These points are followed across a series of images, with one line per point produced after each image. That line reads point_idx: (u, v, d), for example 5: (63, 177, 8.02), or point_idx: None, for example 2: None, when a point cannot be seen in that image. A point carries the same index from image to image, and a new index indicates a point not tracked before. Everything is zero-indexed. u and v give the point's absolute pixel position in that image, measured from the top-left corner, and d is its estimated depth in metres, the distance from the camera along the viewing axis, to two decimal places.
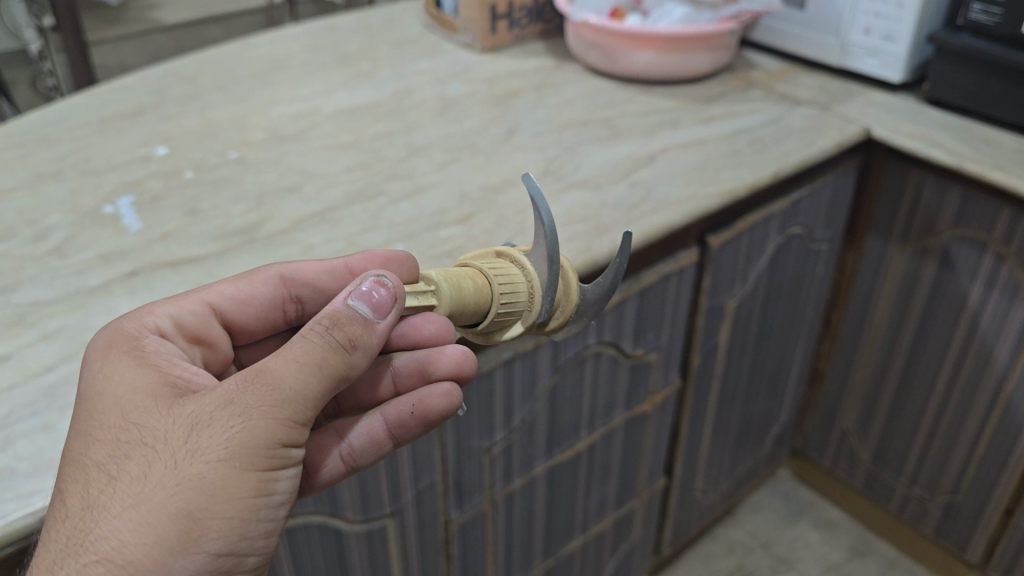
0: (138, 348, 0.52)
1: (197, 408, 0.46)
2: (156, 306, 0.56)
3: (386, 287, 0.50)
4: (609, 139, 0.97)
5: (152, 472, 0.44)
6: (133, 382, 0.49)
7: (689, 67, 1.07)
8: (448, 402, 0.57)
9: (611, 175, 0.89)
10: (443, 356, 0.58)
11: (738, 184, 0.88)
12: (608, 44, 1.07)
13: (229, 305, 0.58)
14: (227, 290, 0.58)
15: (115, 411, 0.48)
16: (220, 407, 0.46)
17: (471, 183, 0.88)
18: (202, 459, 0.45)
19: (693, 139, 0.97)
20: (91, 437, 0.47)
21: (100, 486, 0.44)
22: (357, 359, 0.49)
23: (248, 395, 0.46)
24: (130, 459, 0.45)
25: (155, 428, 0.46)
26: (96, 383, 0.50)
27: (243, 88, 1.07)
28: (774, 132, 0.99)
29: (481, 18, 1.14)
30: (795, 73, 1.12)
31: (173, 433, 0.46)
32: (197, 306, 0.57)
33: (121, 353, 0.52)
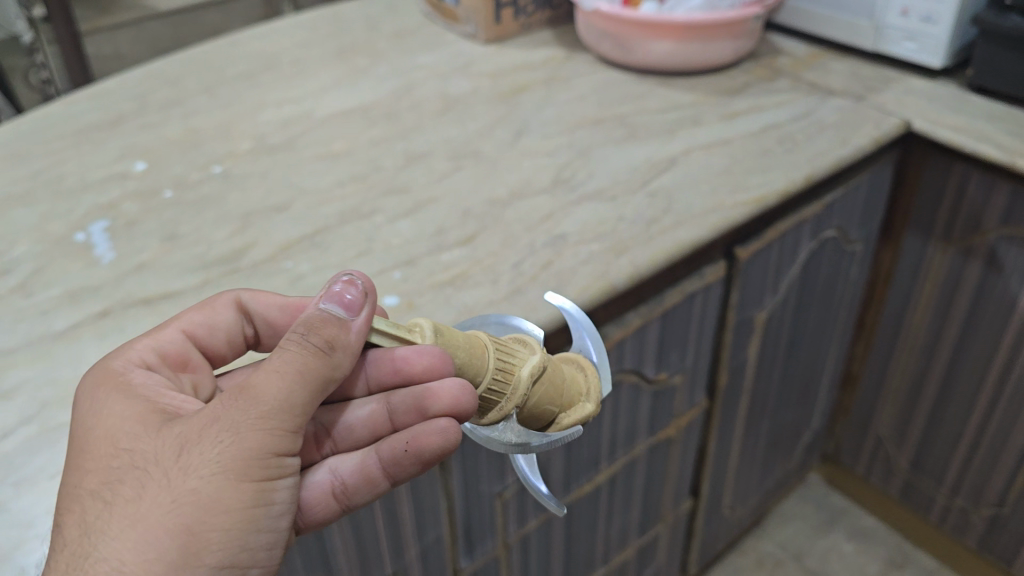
0: (121, 377, 0.50)
1: (184, 428, 0.45)
2: (133, 342, 0.54)
3: (355, 291, 0.47)
4: (626, 140, 0.89)
5: (143, 495, 0.43)
6: (120, 407, 0.48)
7: (710, 55, 0.98)
8: (444, 441, 0.50)
9: (628, 184, 0.81)
10: (437, 390, 0.48)
11: (767, 191, 0.80)
12: (622, 33, 0.98)
13: (200, 331, 0.57)
14: (197, 317, 0.57)
15: (105, 436, 0.46)
16: (208, 423, 0.44)
17: (476, 192, 0.80)
18: (194, 475, 0.43)
19: (717, 139, 0.88)
20: (83, 464, 0.46)
21: (93, 513, 0.43)
22: (339, 362, 0.46)
23: (236, 410, 0.44)
24: (122, 484, 0.44)
25: (145, 450, 0.45)
26: (88, 411, 0.48)
27: (230, 90, 0.99)
28: (805, 127, 0.90)
29: (484, 7, 1.05)
30: (825, 58, 1.04)
31: (162, 454, 0.44)
32: (175, 335, 0.55)
33: (108, 379, 0.50)
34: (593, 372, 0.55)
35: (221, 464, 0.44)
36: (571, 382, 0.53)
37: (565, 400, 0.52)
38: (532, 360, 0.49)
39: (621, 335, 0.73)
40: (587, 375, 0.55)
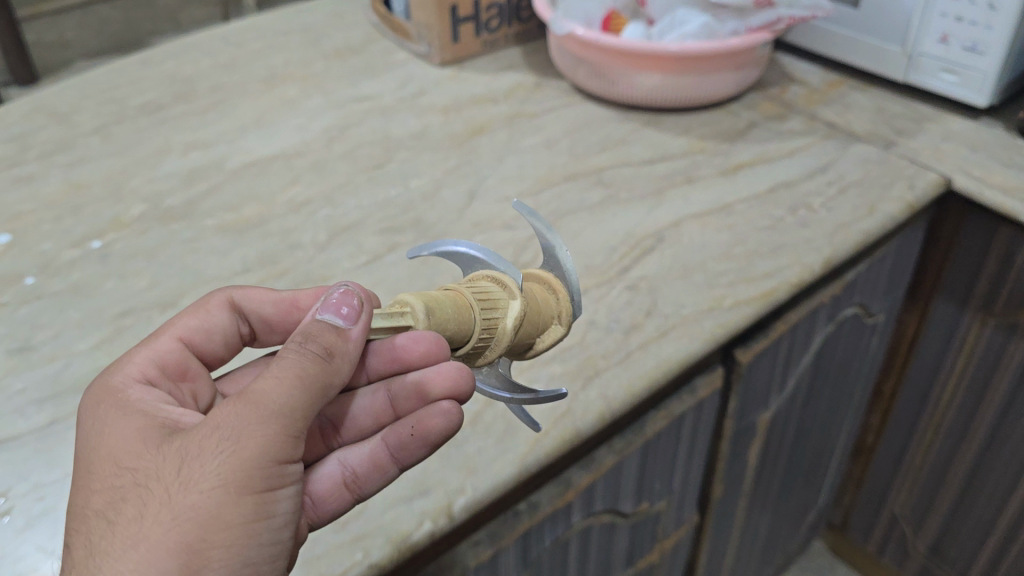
0: (119, 391, 0.42)
1: (185, 438, 0.37)
2: (127, 356, 0.46)
3: (357, 300, 0.40)
4: (602, 204, 0.72)
5: (139, 516, 0.35)
6: (118, 418, 0.40)
7: (708, 90, 0.81)
8: (450, 423, 0.43)
9: (602, 272, 0.65)
10: (435, 375, 0.42)
11: (776, 282, 0.64)
12: (600, 62, 0.81)
13: (197, 338, 0.48)
14: (191, 322, 0.48)
15: (103, 451, 0.38)
16: (206, 432, 0.36)
17: (411, 282, 0.64)
18: (192, 490, 0.35)
19: (715, 203, 0.72)
20: (81, 485, 0.38)
21: (88, 539, 0.35)
22: (339, 368, 0.39)
23: (235, 415, 0.36)
24: (119, 504, 0.36)
25: (145, 464, 0.37)
26: (91, 422, 0.41)
27: (130, 128, 0.83)
28: (821, 186, 0.74)
29: (438, 24, 0.88)
30: (844, 90, 0.87)
31: (158, 468, 0.36)
32: (170, 344, 0.46)
33: (106, 389, 0.43)
34: (565, 287, 0.46)
35: (224, 475, 0.35)
36: (543, 302, 0.45)
37: (541, 325, 0.45)
38: (515, 307, 0.41)
39: (589, 480, 0.58)
40: (562, 301, 0.46)
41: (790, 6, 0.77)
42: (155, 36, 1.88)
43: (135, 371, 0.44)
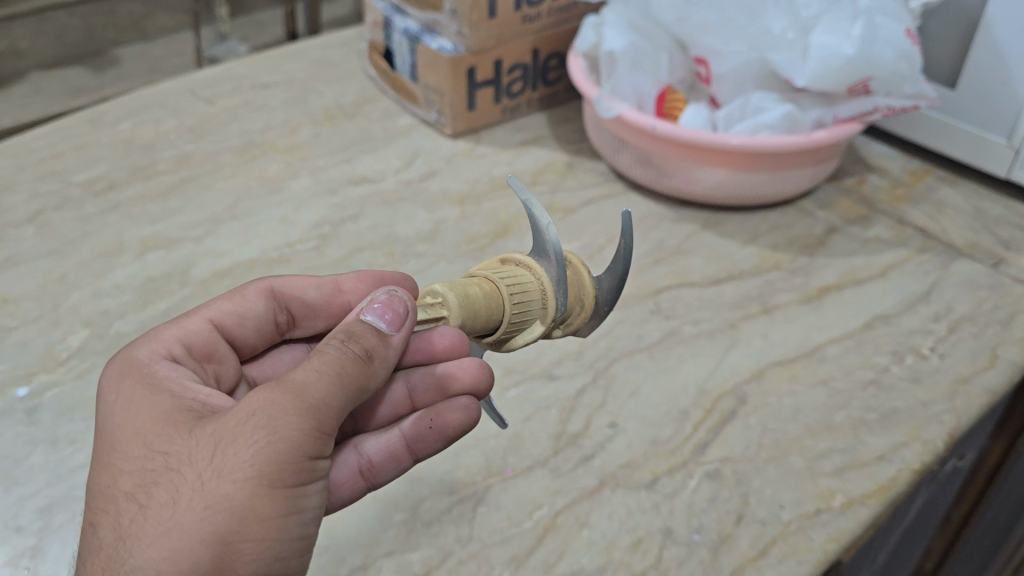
0: (143, 363, 0.39)
1: (218, 423, 0.34)
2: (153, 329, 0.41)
3: (404, 305, 0.38)
4: (664, 343, 0.58)
5: (170, 502, 0.32)
6: (142, 392, 0.37)
7: (779, 189, 0.67)
8: (470, 418, 0.42)
9: (674, 450, 0.51)
10: (457, 369, 0.42)
11: (895, 469, 0.51)
12: (653, 152, 0.67)
13: (229, 322, 0.43)
14: (224, 305, 0.43)
15: (127, 425, 0.35)
16: (241, 419, 0.33)
17: (429, 467, 0.50)
18: (227, 478, 0.32)
19: (802, 346, 0.58)
20: (103, 461, 0.35)
21: (118, 524, 0.33)
22: (377, 371, 0.37)
23: (272, 404, 0.33)
24: (148, 487, 0.33)
25: (175, 445, 0.34)
26: (112, 387, 0.37)
27: (71, 212, 0.66)
28: (928, 322, 0.60)
29: (453, 90, 0.73)
30: (930, 183, 0.74)
31: (189, 451, 0.33)
32: (201, 324, 0.42)
33: (130, 356, 0.39)
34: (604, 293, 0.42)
35: (262, 468, 0.33)
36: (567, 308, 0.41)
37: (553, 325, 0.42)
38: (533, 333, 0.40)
39: None
40: (576, 320, 0.42)
41: (889, 93, 0.63)
42: (117, 45, 1.44)
43: (164, 345, 0.40)
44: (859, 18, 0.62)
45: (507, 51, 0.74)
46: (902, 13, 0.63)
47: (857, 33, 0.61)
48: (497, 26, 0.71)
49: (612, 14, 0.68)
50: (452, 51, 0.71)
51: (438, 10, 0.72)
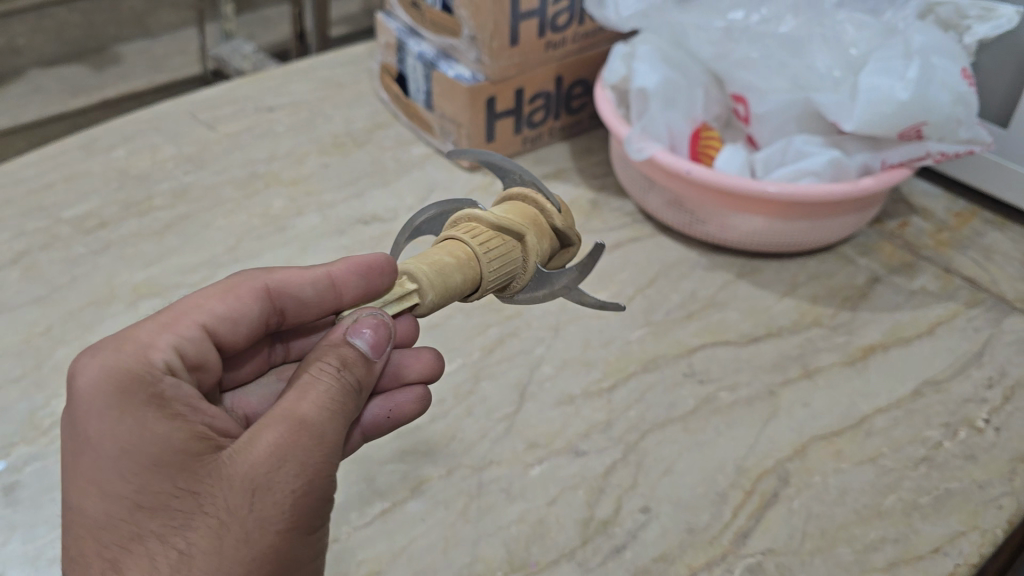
0: (136, 380, 0.32)
1: (247, 467, 0.32)
2: (137, 328, 0.35)
3: (387, 320, 0.35)
4: (699, 413, 0.54)
5: (208, 555, 0.31)
6: (142, 419, 0.32)
7: (820, 237, 0.63)
8: (420, 408, 0.44)
9: (711, 540, 0.47)
10: (415, 359, 0.44)
11: (953, 563, 0.46)
12: (686, 196, 0.62)
13: (222, 328, 0.37)
14: (217, 308, 0.36)
15: (136, 458, 0.32)
16: (272, 463, 0.32)
17: (446, 557, 0.46)
18: (266, 529, 0.32)
19: (847, 416, 0.54)
20: (109, 494, 0.32)
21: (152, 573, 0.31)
22: (363, 393, 0.36)
23: (301, 451, 0.33)
24: (179, 529, 0.31)
25: (202, 485, 0.32)
26: (103, 406, 0.32)
27: (62, 254, 0.62)
28: (982, 388, 0.56)
29: (471, 121, 0.69)
30: (978, 226, 0.69)
31: (220, 496, 0.32)
32: (196, 331, 0.35)
33: (115, 363, 0.33)
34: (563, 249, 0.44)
35: (296, 517, 0.33)
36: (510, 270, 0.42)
37: None
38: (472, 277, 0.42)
39: None
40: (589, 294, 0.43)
41: (942, 139, 0.58)
42: (120, 43, 1.27)
43: (163, 353, 0.34)
44: (912, 59, 0.57)
45: (529, 80, 0.69)
46: (958, 52, 0.58)
47: (911, 75, 0.56)
48: (519, 54, 0.67)
49: (644, 47, 0.64)
50: (471, 81, 0.67)
51: (456, 34, 0.67)
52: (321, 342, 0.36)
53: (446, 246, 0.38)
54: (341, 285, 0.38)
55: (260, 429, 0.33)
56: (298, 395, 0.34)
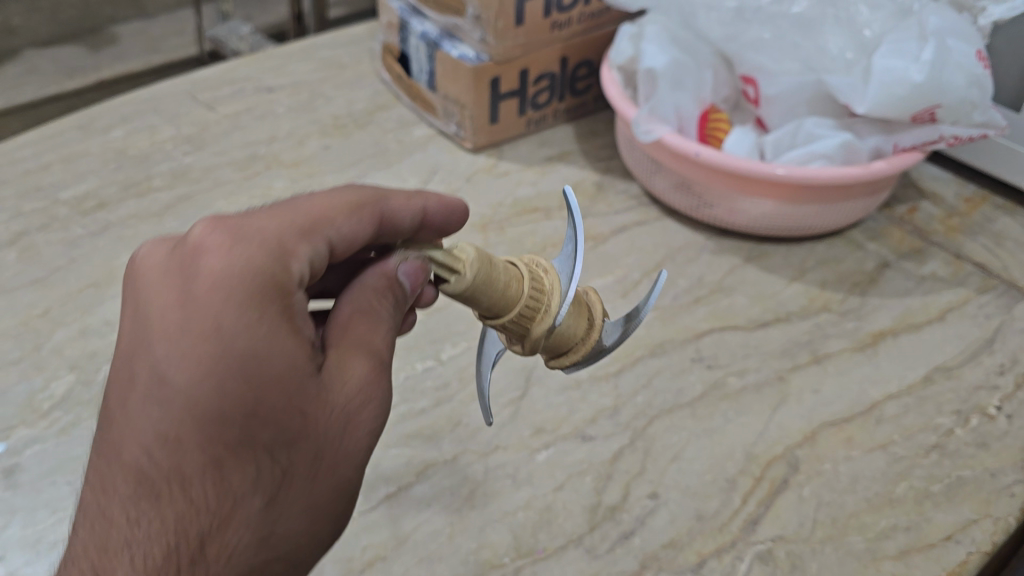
0: (272, 288, 0.30)
1: (345, 400, 0.32)
2: (276, 226, 0.32)
3: (428, 266, 0.35)
4: (707, 398, 0.53)
5: (302, 479, 0.31)
6: (277, 328, 0.30)
7: (828, 224, 0.63)
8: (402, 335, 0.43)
9: (720, 527, 0.46)
10: None
11: (965, 551, 0.45)
12: (695, 179, 0.61)
13: (339, 248, 0.34)
14: (343, 227, 0.34)
15: (269, 367, 0.29)
16: (362, 397, 0.33)
17: (451, 545, 0.45)
18: (345, 463, 0.33)
19: (857, 403, 0.53)
20: (229, 395, 0.29)
21: (257, 485, 0.30)
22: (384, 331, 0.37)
23: (381, 391, 0.33)
24: (285, 448, 0.30)
25: (312, 407, 0.31)
26: (245, 302, 0.29)
27: (60, 235, 0.61)
28: (993, 375, 0.55)
29: (475, 102, 0.68)
30: (988, 212, 0.69)
31: (323, 422, 0.31)
32: (322, 249, 0.33)
33: (259, 264, 0.30)
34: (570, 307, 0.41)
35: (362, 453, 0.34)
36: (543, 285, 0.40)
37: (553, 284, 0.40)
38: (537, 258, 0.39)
39: None
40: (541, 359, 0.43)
41: (956, 122, 0.57)
42: (116, 24, 1.24)
43: (300, 264, 0.32)
44: (928, 40, 0.56)
45: (533, 60, 0.68)
46: (972, 33, 0.57)
47: (926, 57, 0.55)
48: (524, 34, 0.65)
49: (651, 27, 0.63)
50: (475, 60, 0.65)
51: (460, 14, 0.65)
52: (370, 270, 0.35)
53: (508, 296, 0.35)
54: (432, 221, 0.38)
55: (352, 360, 0.33)
56: (369, 328, 0.34)
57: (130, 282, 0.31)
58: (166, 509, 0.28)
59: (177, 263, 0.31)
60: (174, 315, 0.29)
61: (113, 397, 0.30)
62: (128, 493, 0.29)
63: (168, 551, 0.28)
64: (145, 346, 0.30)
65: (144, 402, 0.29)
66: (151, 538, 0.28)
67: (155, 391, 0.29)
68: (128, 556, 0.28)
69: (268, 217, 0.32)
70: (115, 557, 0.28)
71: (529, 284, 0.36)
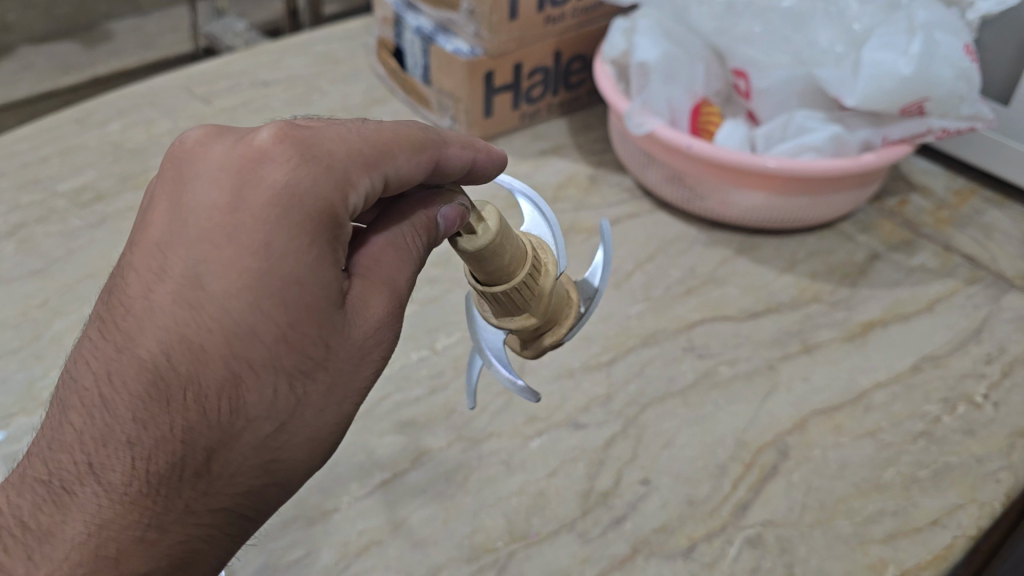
0: (323, 212, 0.31)
1: (362, 337, 0.32)
2: (345, 152, 0.32)
3: (467, 213, 0.36)
4: (698, 387, 0.54)
5: (317, 411, 0.31)
6: (313, 250, 0.30)
7: (820, 215, 0.63)
8: None
9: (711, 512, 0.47)
10: None
11: (951, 535, 0.46)
12: (687, 171, 0.62)
13: (394, 185, 0.34)
14: (404, 167, 0.34)
15: (303, 291, 0.30)
16: (376, 337, 0.33)
17: (446, 529, 0.46)
18: (355, 402, 0.33)
19: (846, 391, 0.54)
20: (261, 314, 0.29)
21: (272, 410, 0.30)
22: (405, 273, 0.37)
23: (391, 338, 0.34)
24: (304, 377, 0.31)
25: (337, 339, 0.31)
26: (296, 219, 0.30)
27: (57, 228, 0.62)
28: (981, 364, 0.56)
29: (470, 96, 0.68)
30: (977, 205, 0.69)
31: (342, 355, 0.32)
32: (378, 182, 0.33)
33: (321, 183, 0.31)
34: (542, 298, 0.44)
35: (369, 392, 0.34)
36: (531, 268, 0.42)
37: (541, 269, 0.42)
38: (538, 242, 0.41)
39: None
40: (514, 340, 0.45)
41: (944, 115, 0.58)
42: (111, 20, 1.22)
43: (358, 197, 0.32)
44: (917, 34, 0.56)
45: (527, 54, 0.69)
46: (961, 27, 0.58)
47: (914, 50, 0.56)
48: (518, 28, 0.66)
49: (643, 21, 0.64)
50: (469, 55, 0.66)
51: (455, 8, 0.66)
52: (412, 205, 0.36)
53: (510, 267, 0.37)
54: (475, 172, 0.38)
55: (376, 295, 0.34)
56: (397, 265, 0.35)
57: (178, 169, 0.31)
58: (179, 419, 0.29)
59: (232, 164, 0.31)
60: (223, 216, 0.30)
61: (140, 291, 0.30)
62: (141, 395, 0.29)
63: (174, 459, 0.29)
64: (183, 243, 0.30)
65: (173, 301, 0.29)
66: (156, 445, 0.28)
67: (188, 295, 0.29)
68: (132, 454, 0.28)
69: (338, 136, 0.33)
70: (118, 453, 0.28)
71: (529, 266, 0.38)
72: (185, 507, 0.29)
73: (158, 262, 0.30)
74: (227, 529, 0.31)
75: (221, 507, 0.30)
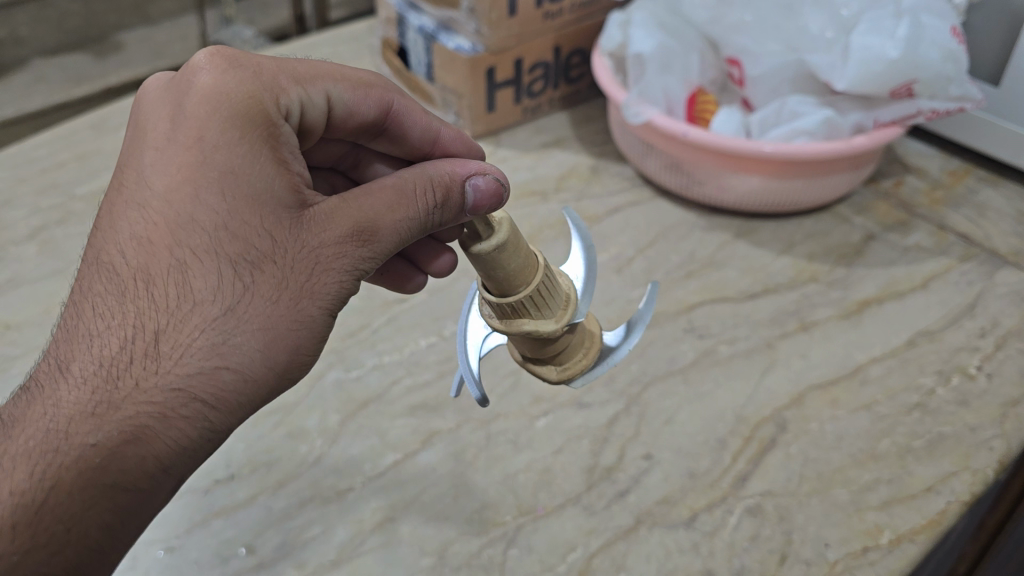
0: (257, 111, 0.36)
1: (315, 240, 0.36)
2: (275, 66, 0.38)
3: (504, 197, 0.38)
4: (698, 365, 0.56)
5: (266, 300, 0.34)
6: (251, 148, 0.35)
7: (815, 195, 0.65)
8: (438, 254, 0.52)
9: (712, 484, 0.49)
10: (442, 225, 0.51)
11: (944, 501, 0.47)
12: (684, 159, 0.64)
13: (343, 111, 0.41)
14: (345, 94, 0.41)
15: (238, 184, 0.34)
16: (337, 245, 0.36)
17: (456, 506, 0.48)
18: (317, 304, 0.36)
19: (842, 366, 0.56)
20: (197, 205, 0.34)
21: (215, 293, 0.34)
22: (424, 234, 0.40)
23: (360, 255, 0.37)
24: (249, 265, 0.34)
25: (283, 235, 0.35)
26: (227, 118, 0.35)
27: (77, 229, 0.64)
28: (974, 338, 0.57)
29: (472, 91, 0.70)
30: (971, 184, 0.71)
31: (292, 250, 0.35)
32: (320, 98, 0.40)
33: (250, 88, 0.36)
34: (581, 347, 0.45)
35: (334, 298, 0.37)
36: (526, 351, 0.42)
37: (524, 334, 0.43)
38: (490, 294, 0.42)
39: None
40: (578, 364, 0.43)
41: (933, 96, 0.59)
42: (121, 31, 1.24)
43: (288, 100, 0.37)
44: (903, 17, 0.58)
45: (528, 49, 0.71)
46: (947, 10, 0.59)
47: (901, 34, 0.57)
48: (518, 24, 0.68)
49: (639, 14, 0.66)
50: (470, 51, 0.68)
51: (455, 7, 0.68)
52: (442, 167, 0.39)
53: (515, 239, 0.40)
54: (440, 146, 0.46)
55: (343, 212, 0.36)
56: (390, 206, 0.37)
57: (134, 107, 0.37)
58: (129, 304, 0.33)
59: (174, 88, 0.36)
60: (165, 129, 0.35)
61: (104, 205, 0.36)
62: (99, 287, 0.34)
63: (126, 340, 0.33)
64: (136, 159, 0.36)
65: (128, 207, 0.35)
66: (111, 330, 0.33)
67: (136, 198, 0.35)
68: (90, 342, 0.33)
69: (278, 59, 0.39)
70: (80, 341, 0.33)
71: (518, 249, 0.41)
72: (135, 383, 0.33)
73: (119, 179, 0.36)
74: (184, 413, 0.33)
75: (173, 388, 0.33)
